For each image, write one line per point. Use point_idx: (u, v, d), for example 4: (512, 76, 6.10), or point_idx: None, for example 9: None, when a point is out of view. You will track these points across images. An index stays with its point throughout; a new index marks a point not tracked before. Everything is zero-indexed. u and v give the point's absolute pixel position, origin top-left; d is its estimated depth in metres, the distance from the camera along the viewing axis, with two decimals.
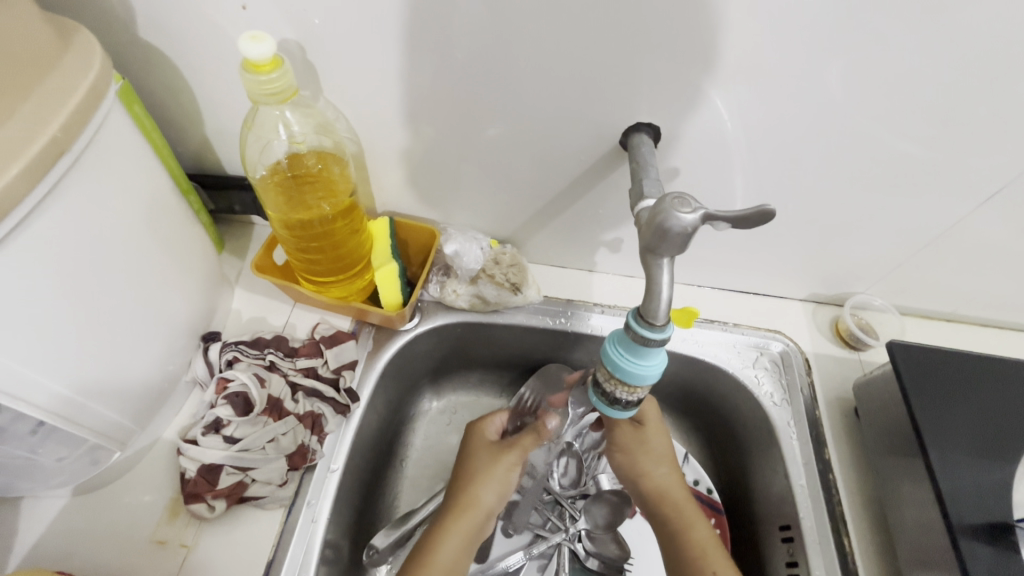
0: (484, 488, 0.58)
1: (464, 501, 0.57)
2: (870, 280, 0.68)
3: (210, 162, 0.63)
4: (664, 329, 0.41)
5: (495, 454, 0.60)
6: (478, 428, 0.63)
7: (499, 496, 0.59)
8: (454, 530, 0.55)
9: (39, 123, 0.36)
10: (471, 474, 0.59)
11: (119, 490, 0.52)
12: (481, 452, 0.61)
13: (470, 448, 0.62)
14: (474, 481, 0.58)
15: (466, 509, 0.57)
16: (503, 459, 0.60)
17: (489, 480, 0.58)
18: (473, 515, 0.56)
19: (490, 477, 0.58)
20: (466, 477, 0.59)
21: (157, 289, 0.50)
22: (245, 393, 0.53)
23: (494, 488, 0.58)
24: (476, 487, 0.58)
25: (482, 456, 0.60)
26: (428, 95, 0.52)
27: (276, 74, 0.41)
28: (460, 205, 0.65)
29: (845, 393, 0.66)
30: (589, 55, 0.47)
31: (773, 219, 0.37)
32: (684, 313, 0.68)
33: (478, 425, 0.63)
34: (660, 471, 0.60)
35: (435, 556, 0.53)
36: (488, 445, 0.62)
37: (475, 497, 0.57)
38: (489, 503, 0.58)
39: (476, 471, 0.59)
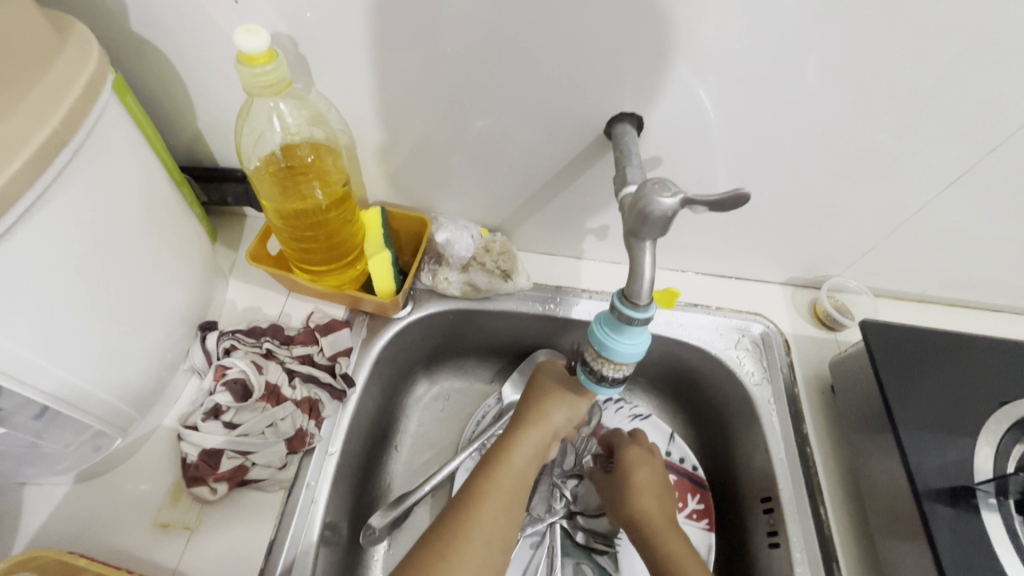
0: (557, 407, 0.57)
1: (534, 416, 0.57)
2: (846, 263, 0.71)
3: (203, 155, 0.63)
4: (647, 308, 0.43)
5: (566, 381, 0.59)
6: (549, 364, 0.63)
7: (569, 419, 0.58)
8: (526, 438, 0.55)
9: (37, 118, 0.36)
10: (543, 394, 0.59)
11: (122, 476, 0.53)
12: (556, 377, 0.60)
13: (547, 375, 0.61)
14: (544, 399, 0.58)
15: (536, 423, 0.56)
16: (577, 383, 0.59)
17: (565, 401, 0.57)
18: (542, 428, 0.56)
19: (557, 400, 0.58)
20: (538, 395, 0.59)
21: (155, 279, 0.51)
22: (243, 380, 0.54)
23: (564, 408, 0.57)
24: (545, 404, 0.57)
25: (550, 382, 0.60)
26: (419, 86, 0.53)
27: (270, 66, 0.42)
28: (450, 195, 0.67)
29: (822, 371, 0.69)
30: (574, 49, 0.48)
31: (747, 202, 0.39)
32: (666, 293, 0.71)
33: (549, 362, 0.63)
34: (649, 499, 0.61)
35: (508, 460, 0.54)
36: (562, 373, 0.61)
37: (546, 412, 0.57)
38: (558, 421, 0.57)
39: (545, 392, 0.59)
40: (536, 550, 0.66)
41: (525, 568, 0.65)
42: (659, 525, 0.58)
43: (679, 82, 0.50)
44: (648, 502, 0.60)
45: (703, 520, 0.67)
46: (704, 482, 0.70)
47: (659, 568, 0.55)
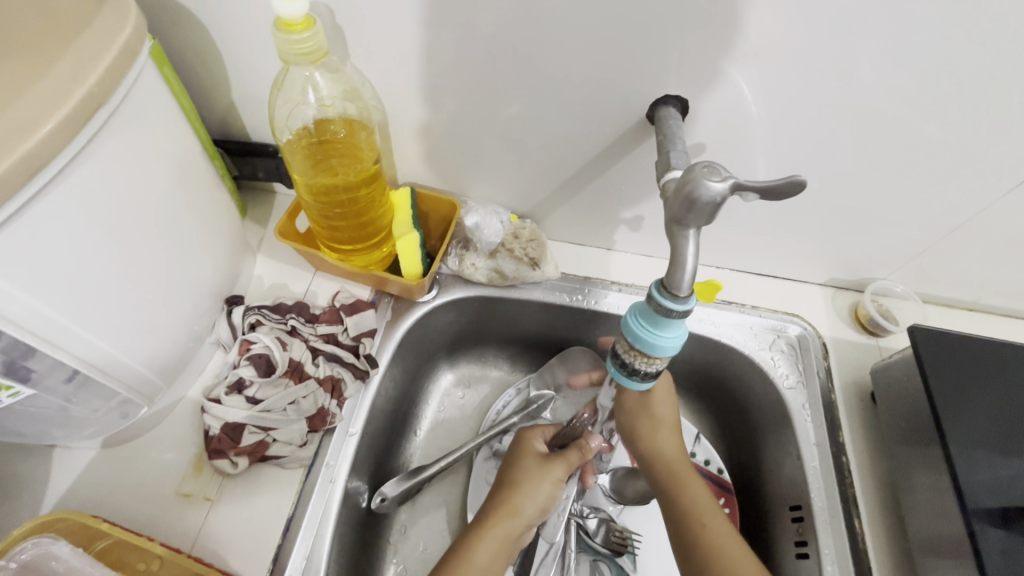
0: (527, 497, 0.56)
1: (506, 510, 0.55)
2: (893, 265, 0.67)
3: (236, 129, 0.63)
4: (686, 301, 0.41)
5: (540, 467, 0.58)
6: (527, 436, 0.62)
7: (542, 509, 0.57)
8: (490, 536, 0.54)
9: (76, 77, 0.36)
10: (516, 482, 0.57)
11: (145, 445, 0.54)
12: (530, 462, 0.59)
13: (522, 454, 0.60)
14: (518, 488, 0.57)
15: (505, 518, 0.55)
16: (546, 471, 0.58)
17: (537, 485, 0.57)
18: (512, 524, 0.55)
19: (533, 489, 0.57)
20: (510, 482, 0.58)
21: (185, 249, 0.51)
22: (268, 355, 0.54)
23: (540, 496, 0.57)
24: (518, 497, 0.56)
25: (529, 465, 0.59)
26: (455, 61, 0.51)
27: (308, 34, 0.40)
28: (480, 179, 0.65)
29: (862, 378, 0.66)
30: (616, 29, 0.46)
31: (803, 188, 0.37)
32: (707, 287, 0.69)
33: (528, 434, 0.62)
34: (633, 398, 0.56)
35: (469, 553, 0.53)
36: (535, 458, 0.59)
37: (518, 505, 0.56)
38: (530, 513, 0.56)
39: (521, 478, 0.57)
40: (552, 544, 0.65)
41: (538, 562, 0.64)
42: (653, 398, 0.56)
43: (730, 63, 0.47)
44: (631, 402, 0.56)
45: None
46: (728, 486, 0.68)
47: (675, 510, 0.55)
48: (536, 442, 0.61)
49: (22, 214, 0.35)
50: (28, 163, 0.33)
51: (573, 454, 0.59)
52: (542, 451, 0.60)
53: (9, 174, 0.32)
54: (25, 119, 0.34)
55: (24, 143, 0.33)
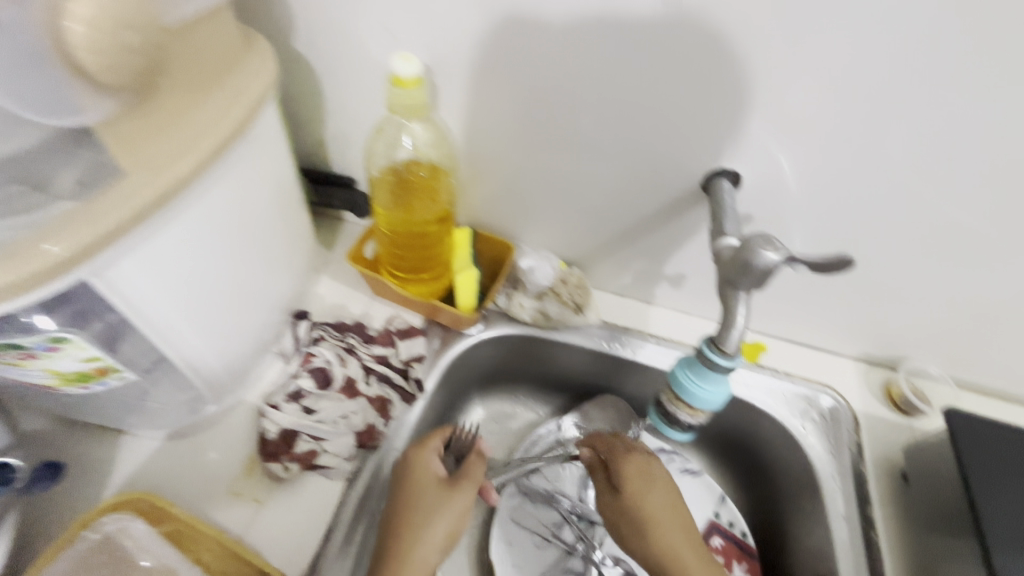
0: (420, 542, 0.51)
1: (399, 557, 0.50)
2: (928, 347, 0.68)
3: (320, 160, 0.70)
4: (733, 357, 0.45)
5: (444, 497, 0.54)
6: (411, 463, 0.55)
7: (445, 545, 0.52)
8: None
9: (223, 114, 0.41)
10: (410, 525, 0.52)
11: (204, 440, 0.57)
12: (428, 493, 0.53)
13: (414, 483, 0.54)
14: (415, 529, 0.52)
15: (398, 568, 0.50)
16: (450, 503, 0.54)
17: (433, 515, 0.53)
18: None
19: (433, 525, 0.52)
20: (402, 523, 0.52)
21: (272, 262, 0.55)
22: (326, 369, 0.59)
23: (443, 523, 0.53)
24: (416, 542, 0.51)
25: (430, 501, 0.53)
26: (531, 120, 0.57)
27: (416, 91, 0.46)
28: (536, 224, 0.70)
29: (894, 456, 0.66)
30: (680, 108, 0.51)
31: (851, 268, 0.41)
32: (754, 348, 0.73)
33: (418, 456, 0.56)
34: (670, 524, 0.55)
35: None
36: (434, 485, 0.54)
37: (412, 555, 0.51)
38: (434, 559, 0.52)
39: (417, 518, 0.52)
40: None
41: None
42: (621, 502, 0.57)
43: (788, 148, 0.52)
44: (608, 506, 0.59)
45: None
46: (751, 551, 0.69)
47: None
48: (431, 464, 0.56)
49: (157, 232, 0.38)
50: (166, 195, 0.37)
51: (476, 464, 0.57)
52: (436, 476, 0.55)
53: (147, 205, 0.36)
54: (167, 155, 0.38)
55: (169, 175, 0.37)
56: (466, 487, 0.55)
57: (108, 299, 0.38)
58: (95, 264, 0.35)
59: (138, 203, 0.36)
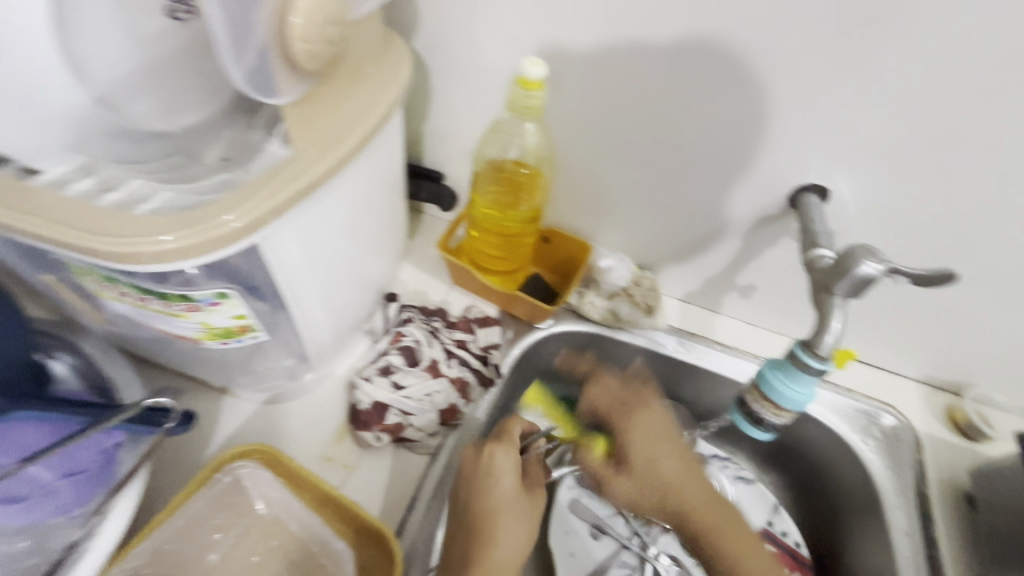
0: (500, 548, 0.48)
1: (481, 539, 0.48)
2: (996, 375, 0.69)
3: (414, 154, 0.74)
4: (824, 360, 0.47)
5: (523, 506, 0.51)
6: (489, 457, 0.52)
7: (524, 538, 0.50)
8: None
9: (374, 101, 0.45)
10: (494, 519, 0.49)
11: (298, 407, 0.61)
12: (509, 483, 0.52)
13: (494, 476, 0.52)
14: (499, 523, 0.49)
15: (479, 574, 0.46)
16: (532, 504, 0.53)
17: (513, 519, 0.50)
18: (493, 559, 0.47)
19: (519, 530, 0.50)
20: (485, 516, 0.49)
21: (379, 244, 0.59)
22: (414, 348, 0.63)
23: (518, 530, 0.50)
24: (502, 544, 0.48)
25: (516, 495, 0.52)
26: (627, 126, 0.60)
27: (538, 93, 0.49)
28: (614, 228, 0.72)
29: (958, 479, 0.67)
30: (779, 124, 0.54)
31: (954, 282, 0.43)
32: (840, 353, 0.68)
33: (493, 449, 0.53)
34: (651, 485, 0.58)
35: None
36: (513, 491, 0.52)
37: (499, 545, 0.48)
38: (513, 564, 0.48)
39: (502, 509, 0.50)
40: None
41: None
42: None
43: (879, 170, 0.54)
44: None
45: None
46: (805, 562, 0.70)
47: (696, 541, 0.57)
48: (503, 455, 0.53)
49: (312, 205, 0.43)
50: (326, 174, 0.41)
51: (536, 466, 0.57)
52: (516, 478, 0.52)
53: (313, 181, 0.40)
54: (329, 139, 0.42)
55: (331, 154, 0.41)
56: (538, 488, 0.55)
57: (267, 264, 0.42)
58: (268, 231, 0.39)
59: (307, 179, 0.40)
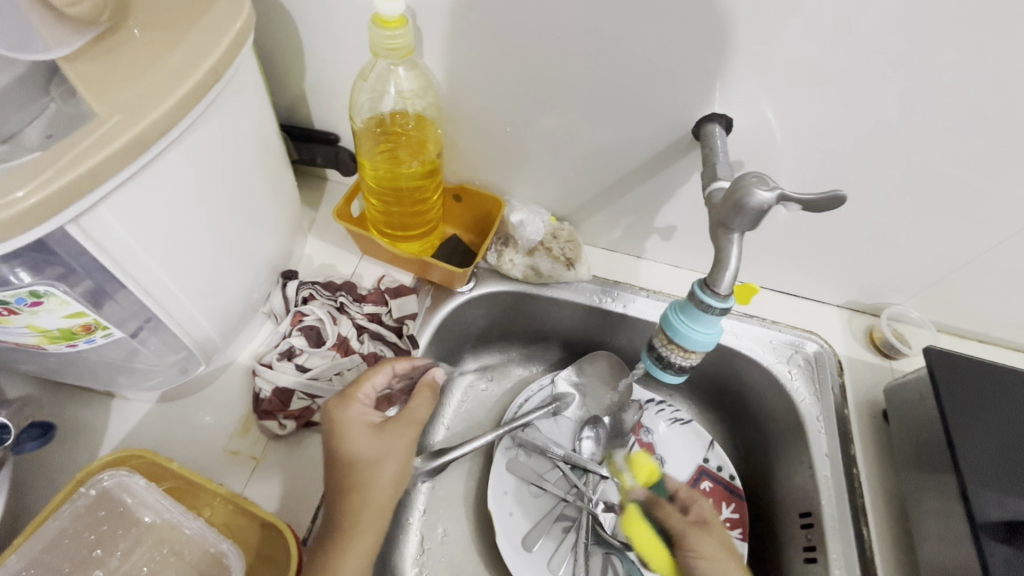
0: (376, 482, 0.47)
1: (351, 500, 0.46)
2: (909, 292, 0.70)
3: (301, 116, 0.67)
4: (725, 298, 0.46)
5: (379, 435, 0.48)
6: (344, 404, 0.49)
7: (400, 467, 0.49)
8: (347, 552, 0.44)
9: (201, 51, 0.40)
10: (354, 466, 0.47)
11: (198, 401, 0.57)
12: (360, 431, 0.48)
13: (345, 426, 0.48)
14: (357, 477, 0.47)
15: (353, 522, 0.46)
16: (389, 437, 0.49)
17: (379, 459, 0.48)
18: (367, 525, 0.46)
19: (385, 463, 0.48)
20: (347, 468, 0.47)
21: (258, 218, 0.54)
22: (318, 328, 0.59)
23: (391, 466, 0.48)
24: (367, 483, 0.47)
25: (363, 436, 0.48)
26: (514, 66, 0.55)
27: (399, 31, 0.45)
28: (527, 179, 0.68)
29: (874, 396, 0.69)
30: (670, 51, 0.50)
31: (842, 204, 0.42)
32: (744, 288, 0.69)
33: (349, 393, 0.50)
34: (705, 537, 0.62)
35: None
36: (368, 428, 0.49)
37: (370, 484, 0.47)
38: (386, 489, 0.47)
39: (355, 456, 0.47)
40: (566, 535, 0.67)
41: (554, 550, 0.66)
42: (714, 530, 0.63)
43: (769, 93, 0.52)
44: (699, 539, 0.62)
45: (736, 530, 0.67)
46: (740, 493, 0.70)
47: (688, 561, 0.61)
48: (363, 393, 0.51)
49: (134, 178, 0.37)
50: (142, 138, 0.36)
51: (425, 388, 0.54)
52: (376, 420, 0.50)
53: (122, 148, 0.35)
54: (143, 101, 0.37)
55: (144, 118, 0.36)
56: (405, 413, 0.50)
57: (88, 250, 0.37)
58: (75, 211, 0.34)
59: (113, 147, 0.34)
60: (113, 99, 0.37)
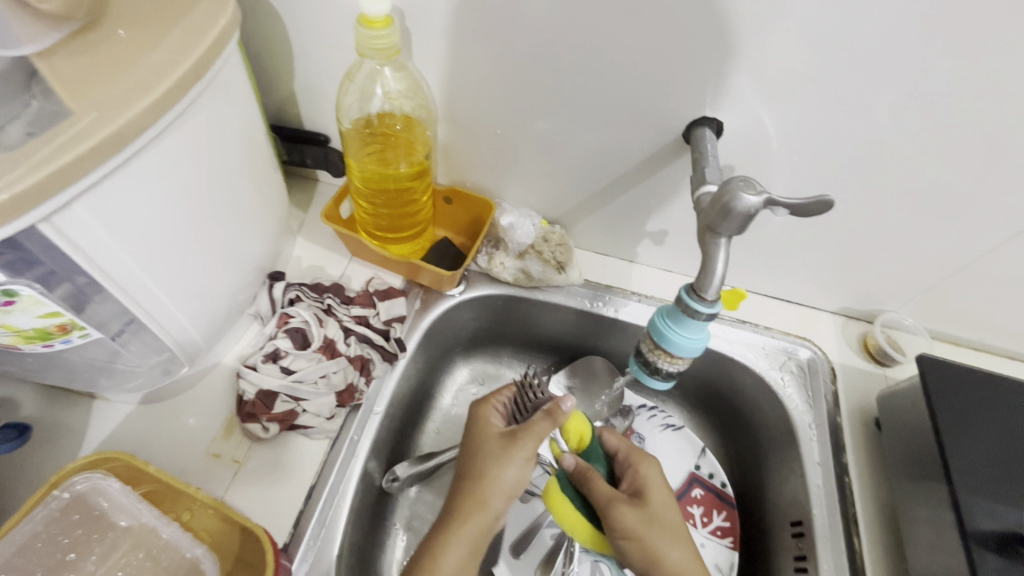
0: (492, 488, 0.52)
1: (472, 502, 0.51)
2: (903, 299, 0.69)
3: (291, 117, 0.67)
4: (712, 304, 0.45)
5: (504, 451, 0.52)
6: (481, 416, 0.56)
7: (511, 496, 0.52)
8: (455, 540, 0.50)
9: (183, 49, 0.39)
10: (480, 475, 0.52)
11: (181, 403, 0.56)
12: (489, 443, 0.54)
13: (479, 439, 0.55)
14: (483, 477, 0.52)
15: (468, 514, 0.51)
16: (514, 453, 0.52)
17: (503, 472, 0.52)
18: (479, 520, 0.51)
19: (501, 477, 0.52)
20: (474, 475, 0.52)
21: (245, 219, 0.54)
22: (304, 330, 0.58)
23: (514, 470, 0.52)
24: (483, 485, 0.51)
25: (492, 449, 0.53)
26: (504, 68, 0.55)
27: (386, 31, 0.45)
28: (518, 182, 0.68)
29: (867, 404, 0.68)
30: (659, 54, 0.50)
31: (830, 209, 0.41)
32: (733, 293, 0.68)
33: (481, 411, 0.57)
34: (631, 512, 0.51)
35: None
36: (497, 438, 0.54)
37: (484, 500, 0.51)
38: (500, 505, 0.52)
39: (485, 466, 0.52)
40: (556, 542, 0.66)
41: (542, 557, 0.65)
42: (651, 514, 0.52)
43: (759, 96, 0.51)
44: (630, 520, 0.50)
45: (727, 538, 0.67)
46: (730, 500, 0.69)
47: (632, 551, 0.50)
48: (491, 421, 0.56)
49: (111, 177, 0.37)
50: (118, 136, 0.35)
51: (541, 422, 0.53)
52: (502, 429, 0.55)
53: (96, 146, 0.34)
54: (121, 99, 0.36)
55: (121, 116, 0.35)
56: (526, 438, 0.53)
57: (63, 249, 0.36)
58: (47, 210, 0.34)
59: (88, 145, 0.34)
60: (92, 97, 0.37)
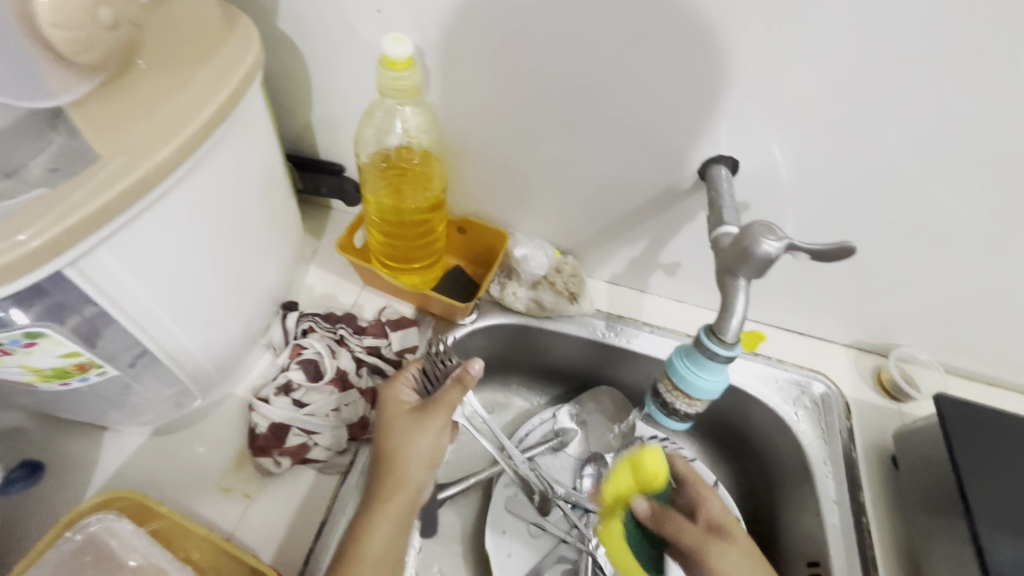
0: (412, 461, 0.50)
1: (392, 480, 0.50)
2: (917, 333, 0.69)
3: (307, 147, 0.68)
4: (731, 346, 0.46)
5: (413, 425, 0.51)
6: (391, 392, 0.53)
7: (433, 470, 0.51)
8: (380, 518, 0.48)
9: (210, 92, 0.40)
10: (396, 451, 0.50)
11: (192, 435, 0.56)
12: (400, 418, 0.51)
13: (387, 412, 0.52)
14: (400, 453, 0.50)
15: (393, 490, 0.50)
16: (424, 426, 0.51)
17: (423, 452, 0.50)
18: (402, 495, 0.49)
19: (416, 448, 0.50)
20: (391, 450, 0.50)
21: (261, 251, 0.54)
22: (317, 362, 0.57)
23: (427, 444, 0.51)
24: (405, 462, 0.50)
25: (401, 423, 0.51)
26: (520, 104, 0.55)
27: (407, 72, 0.45)
28: (531, 213, 0.68)
29: (883, 440, 0.67)
30: (675, 94, 0.50)
31: (852, 254, 0.41)
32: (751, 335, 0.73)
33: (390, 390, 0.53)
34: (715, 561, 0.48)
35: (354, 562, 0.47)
36: (408, 412, 0.52)
37: (404, 474, 0.50)
38: (421, 480, 0.51)
39: (396, 439, 0.50)
40: None
41: None
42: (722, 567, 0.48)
43: (774, 136, 0.52)
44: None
45: None
46: None
47: None
48: (402, 395, 0.53)
49: (137, 219, 0.37)
50: (147, 180, 0.36)
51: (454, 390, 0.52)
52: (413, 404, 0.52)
53: (125, 191, 0.35)
54: (147, 142, 0.37)
55: (150, 160, 0.36)
56: (442, 409, 0.51)
57: (86, 291, 0.37)
58: (74, 254, 0.34)
59: (117, 190, 0.34)
60: (116, 136, 0.37)
